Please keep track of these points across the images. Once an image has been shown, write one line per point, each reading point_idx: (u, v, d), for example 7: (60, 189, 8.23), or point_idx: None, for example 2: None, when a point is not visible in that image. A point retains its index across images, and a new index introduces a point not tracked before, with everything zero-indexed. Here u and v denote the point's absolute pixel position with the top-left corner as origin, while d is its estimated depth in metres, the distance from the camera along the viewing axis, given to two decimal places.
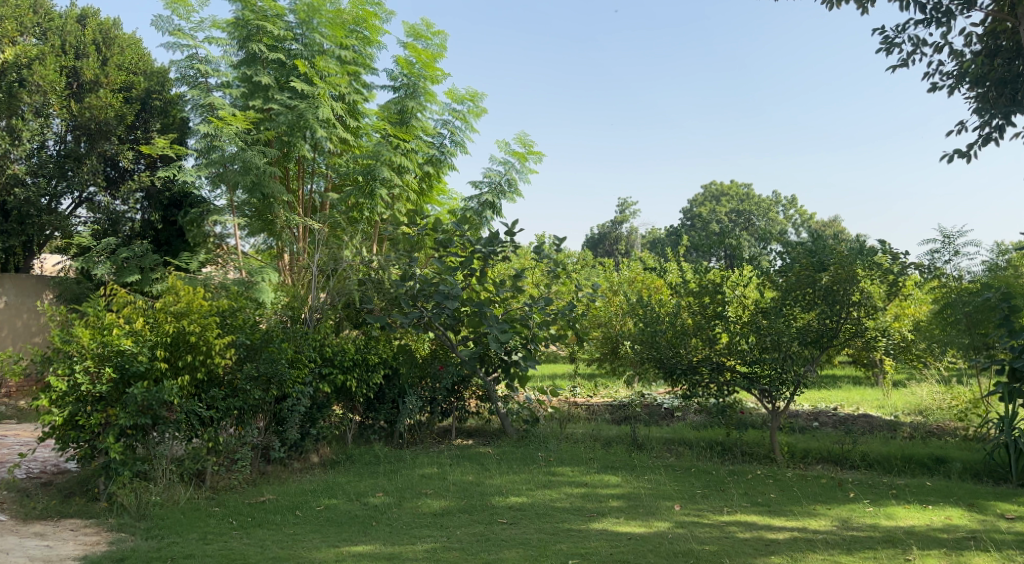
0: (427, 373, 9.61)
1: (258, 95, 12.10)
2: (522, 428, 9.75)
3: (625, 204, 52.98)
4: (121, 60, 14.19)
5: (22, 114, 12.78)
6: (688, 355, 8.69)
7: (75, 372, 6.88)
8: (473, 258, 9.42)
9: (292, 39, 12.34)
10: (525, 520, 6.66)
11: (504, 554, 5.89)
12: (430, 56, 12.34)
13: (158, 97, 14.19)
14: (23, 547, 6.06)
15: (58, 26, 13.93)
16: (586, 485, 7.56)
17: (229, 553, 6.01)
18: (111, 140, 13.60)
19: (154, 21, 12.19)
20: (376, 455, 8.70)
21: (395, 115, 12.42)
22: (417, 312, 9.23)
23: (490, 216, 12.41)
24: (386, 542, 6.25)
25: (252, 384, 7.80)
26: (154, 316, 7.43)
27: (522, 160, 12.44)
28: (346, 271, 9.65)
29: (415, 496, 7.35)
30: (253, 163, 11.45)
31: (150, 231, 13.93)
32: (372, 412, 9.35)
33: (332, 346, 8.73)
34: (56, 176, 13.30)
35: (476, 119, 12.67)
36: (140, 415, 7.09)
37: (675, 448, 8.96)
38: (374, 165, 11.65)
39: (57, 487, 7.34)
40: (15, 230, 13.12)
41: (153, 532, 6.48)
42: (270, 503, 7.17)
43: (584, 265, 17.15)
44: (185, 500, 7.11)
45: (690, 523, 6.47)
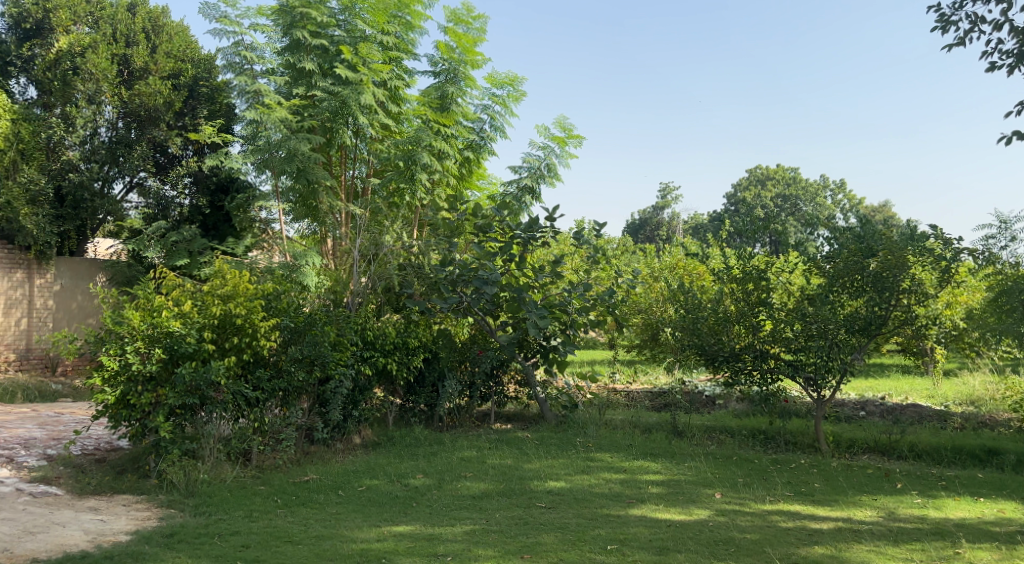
0: (466, 357, 9.68)
1: (301, 82, 12.35)
2: (562, 413, 9.77)
3: (666, 189, 52.40)
4: (169, 47, 14.28)
5: (76, 102, 13.19)
6: (731, 342, 8.60)
7: (126, 352, 7.05)
8: (512, 243, 9.53)
9: (335, 25, 12.45)
10: (564, 504, 6.68)
11: (542, 538, 5.91)
12: (470, 40, 12.32)
13: (206, 83, 14.40)
14: (79, 520, 6.17)
15: (108, 15, 14.03)
16: (625, 471, 7.56)
17: (274, 530, 6.14)
18: (160, 126, 13.80)
19: (200, 9, 12.36)
20: (416, 437, 8.83)
21: (436, 101, 12.45)
22: (456, 297, 9.37)
23: (529, 201, 12.42)
24: (426, 523, 6.33)
25: (297, 366, 8.02)
26: (203, 299, 7.64)
27: (563, 145, 12.36)
28: (386, 256, 9.81)
29: (454, 478, 7.43)
30: (298, 150, 11.67)
31: (198, 216, 14.06)
32: (413, 395, 9.55)
33: (373, 329, 8.92)
34: (108, 161, 13.50)
35: (516, 103, 12.63)
36: (189, 394, 7.26)
37: (717, 436, 8.90)
38: (414, 150, 11.68)
39: (110, 464, 7.49)
40: (70, 215, 13.31)
41: (201, 508, 6.64)
42: (314, 482, 7.32)
43: (623, 251, 16.98)
44: (232, 478, 7.28)
45: (732, 511, 6.43)
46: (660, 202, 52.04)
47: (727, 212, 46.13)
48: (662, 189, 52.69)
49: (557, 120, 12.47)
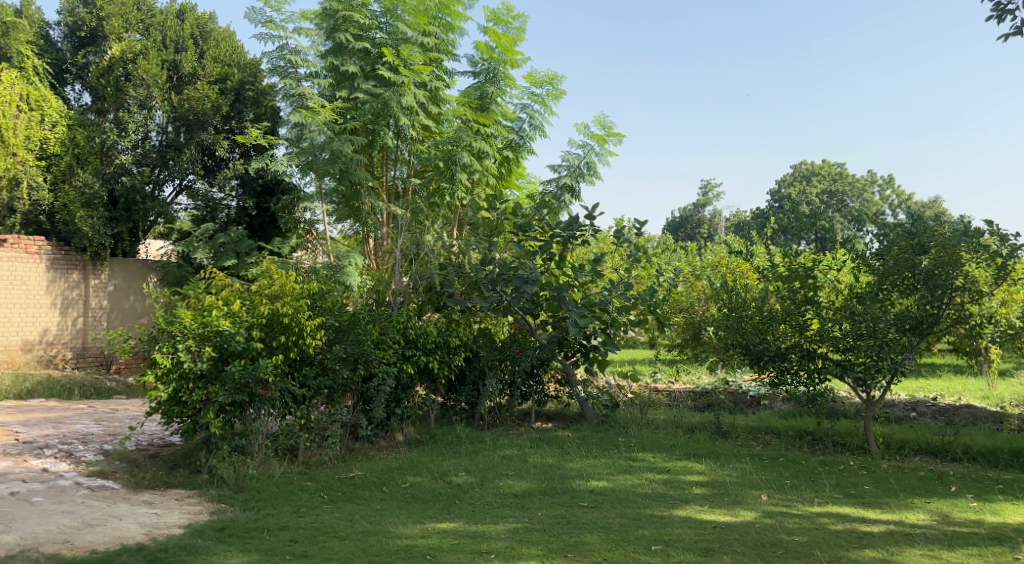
0: (506, 356, 9.71)
1: (344, 85, 12.41)
2: (602, 413, 9.76)
3: (708, 185, 51.88)
4: (217, 53, 14.61)
5: (128, 107, 13.61)
6: (776, 341, 8.48)
7: (178, 350, 7.19)
8: (552, 242, 9.55)
9: (377, 28, 12.58)
10: (607, 504, 6.68)
11: (586, 537, 5.92)
12: (509, 40, 12.32)
13: (251, 87, 14.53)
14: (134, 513, 6.33)
15: (158, 22, 14.45)
16: (668, 472, 7.53)
17: (321, 526, 6.24)
18: (208, 130, 14.06)
19: (246, 14, 12.58)
20: (457, 435, 8.91)
21: (476, 101, 12.55)
22: (496, 296, 9.44)
23: (568, 199, 12.41)
24: (469, 520, 6.38)
25: (341, 364, 8.10)
26: (251, 298, 7.77)
27: (602, 143, 12.33)
28: (427, 256, 9.85)
29: (496, 477, 7.47)
30: (341, 152, 11.81)
31: (244, 217, 14.30)
32: (454, 393, 9.61)
33: (414, 328, 9.01)
34: (159, 165, 13.82)
35: (555, 102, 12.64)
36: (238, 392, 7.40)
37: (762, 437, 8.82)
38: (454, 150, 11.83)
39: (163, 460, 7.68)
40: (123, 217, 13.60)
41: (251, 503, 6.78)
42: (359, 479, 7.42)
43: (665, 249, 16.88)
44: (279, 474, 7.42)
45: (779, 513, 6.37)
46: (702, 199, 51.57)
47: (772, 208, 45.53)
48: (704, 186, 52.16)
49: (597, 117, 12.46)
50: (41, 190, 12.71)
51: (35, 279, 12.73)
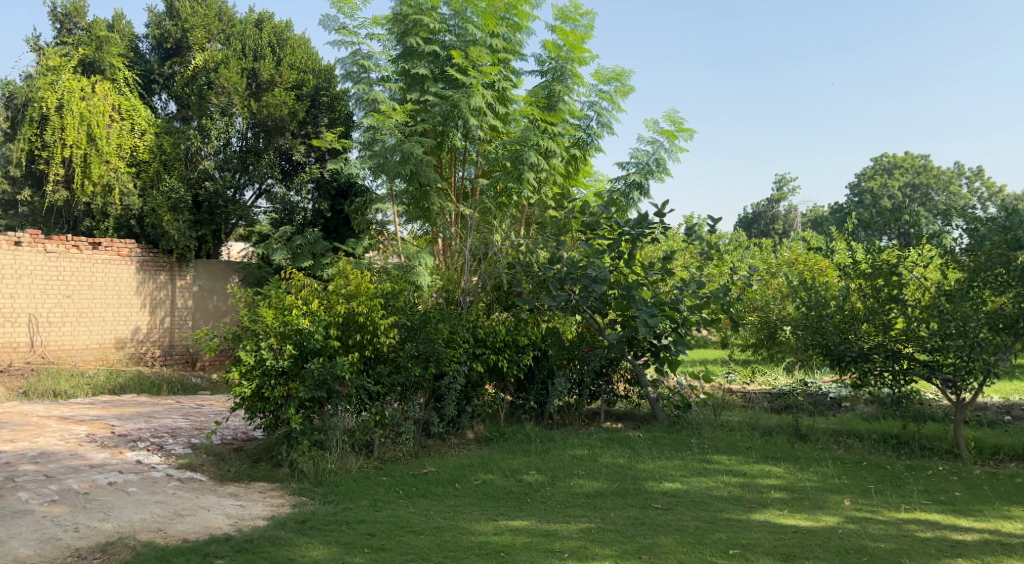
0: (575, 356, 9.76)
1: (415, 88, 12.69)
2: (675, 413, 9.66)
3: (783, 180, 50.74)
4: (293, 60, 14.96)
5: (210, 114, 14.26)
6: (859, 341, 8.34)
7: (262, 348, 7.46)
8: (621, 240, 9.52)
9: (446, 31, 12.76)
10: (681, 506, 6.64)
11: (661, 539, 5.92)
12: (578, 38, 12.32)
13: (327, 92, 14.89)
14: (221, 505, 6.60)
15: (238, 31, 15.09)
16: (745, 475, 7.44)
17: (398, 520, 6.39)
18: (285, 135, 14.50)
19: (321, 21, 12.93)
20: (527, 434, 9.00)
21: (544, 100, 12.55)
22: (565, 295, 9.49)
23: (637, 197, 12.35)
24: (542, 519, 6.44)
25: (414, 361, 8.30)
26: (328, 298, 7.99)
27: (673, 138, 12.22)
28: (496, 255, 9.91)
29: (567, 476, 7.51)
30: (411, 153, 11.96)
31: (320, 219, 14.61)
32: (523, 392, 9.71)
33: (484, 327, 9.11)
34: (239, 170, 14.34)
35: (624, 98, 12.58)
36: (317, 388, 7.63)
37: (843, 440, 8.63)
38: (522, 150, 11.89)
39: (246, 453, 7.98)
40: (207, 220, 14.16)
41: (330, 497, 6.98)
42: (432, 475, 7.56)
43: (739, 246, 16.62)
44: (356, 468, 7.62)
45: (863, 519, 6.24)
46: (778, 193, 50.42)
47: (851, 202, 44.22)
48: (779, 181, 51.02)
49: (667, 113, 12.31)
50: (131, 196, 13.35)
51: (126, 281, 13.31)
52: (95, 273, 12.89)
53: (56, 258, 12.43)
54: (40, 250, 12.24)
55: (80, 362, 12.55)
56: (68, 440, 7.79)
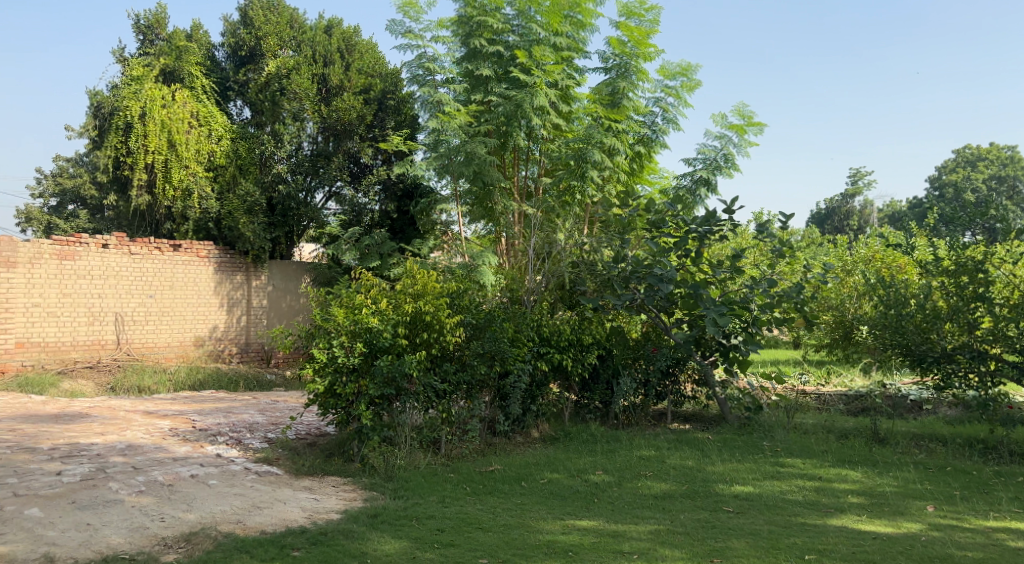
0: (641, 355, 9.68)
1: (479, 88, 12.85)
2: (745, 415, 9.54)
3: (857, 175, 49.33)
4: (361, 64, 15.34)
5: (283, 119, 14.71)
6: (942, 341, 8.08)
7: (334, 346, 7.65)
8: (688, 238, 9.42)
9: (510, 31, 12.83)
10: (753, 510, 6.56)
11: (733, 543, 5.86)
12: (642, 33, 12.24)
13: (393, 96, 15.20)
14: (297, 498, 6.80)
15: (309, 37, 15.41)
16: (820, 478, 7.31)
17: (466, 516, 6.49)
18: (354, 138, 14.87)
19: (387, 26, 13.16)
20: (592, 434, 8.99)
21: (607, 97, 12.50)
22: (630, 294, 9.45)
23: (704, 193, 12.17)
24: (609, 519, 6.46)
25: (479, 360, 8.39)
26: (396, 297, 8.14)
27: (742, 133, 12.05)
28: (560, 254, 9.95)
29: (635, 477, 7.50)
30: (474, 153, 12.13)
31: (387, 220, 14.93)
32: (588, 392, 9.70)
33: (548, 326, 9.16)
34: (310, 173, 14.73)
35: (690, 93, 12.46)
36: (386, 386, 7.76)
37: (925, 444, 8.38)
38: (585, 148, 11.89)
39: (320, 448, 8.18)
40: (280, 223, 14.56)
41: (400, 492, 7.12)
42: (499, 473, 7.65)
43: (812, 243, 16.26)
44: (424, 465, 7.77)
45: (947, 526, 6.07)
46: (852, 188, 48.97)
47: (931, 196, 42.74)
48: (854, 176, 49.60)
49: (735, 107, 12.18)
50: (210, 200, 13.85)
51: (205, 280, 13.78)
52: (175, 274, 13.38)
53: (140, 260, 12.92)
54: (126, 252, 12.72)
55: (162, 360, 13.12)
56: (152, 434, 8.13)
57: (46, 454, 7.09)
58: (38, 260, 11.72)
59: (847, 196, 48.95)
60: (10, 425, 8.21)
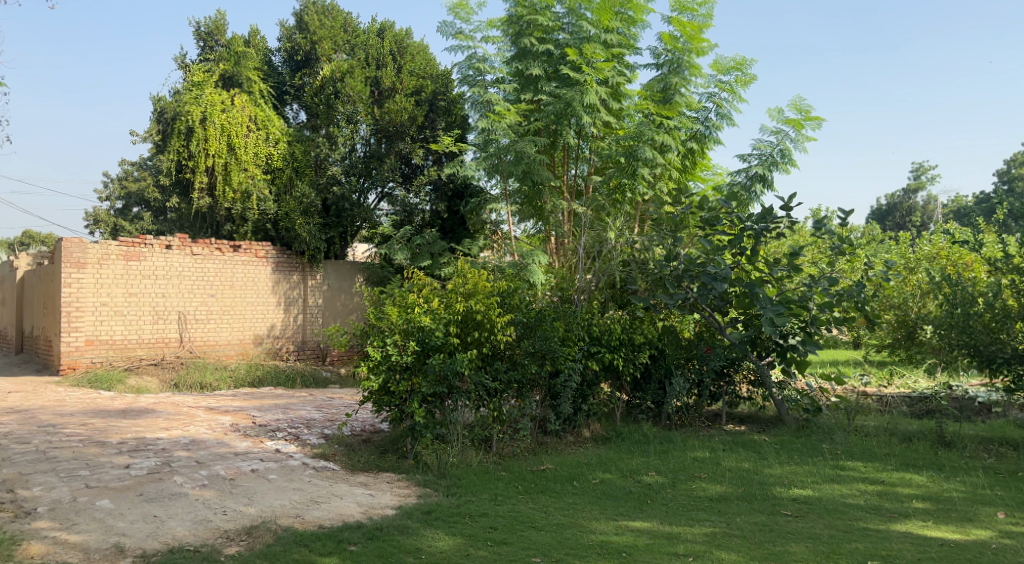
0: (693, 355, 9.60)
1: (529, 88, 12.87)
2: (803, 417, 9.37)
3: (920, 169, 48.01)
4: (412, 67, 15.41)
5: (337, 122, 14.86)
6: (1012, 341, 7.83)
7: (387, 344, 7.72)
8: (743, 236, 9.29)
9: (560, 29, 12.82)
10: (813, 514, 6.44)
11: (791, 547, 5.76)
12: (695, 27, 12.12)
13: (444, 97, 15.32)
14: (353, 493, 6.89)
15: (362, 41, 15.67)
16: (883, 483, 7.14)
17: (519, 515, 6.49)
18: (406, 139, 14.90)
19: (438, 27, 13.25)
20: (645, 435, 8.93)
21: (659, 93, 12.44)
22: (682, 293, 9.35)
23: (759, 189, 12.04)
24: (664, 521, 6.40)
25: (530, 359, 8.40)
26: (447, 296, 8.23)
27: (799, 128, 11.82)
28: (610, 253, 9.96)
29: (689, 479, 7.42)
30: (524, 152, 12.14)
31: (438, 220, 15.05)
32: (639, 391, 9.63)
33: (598, 325, 9.11)
34: (363, 174, 14.86)
35: (744, 88, 12.27)
36: (438, 383, 7.81)
37: (993, 448, 8.11)
38: (636, 146, 11.76)
39: (374, 445, 8.29)
40: (334, 223, 14.75)
41: (453, 489, 7.16)
42: (550, 472, 7.64)
43: (873, 240, 15.87)
44: (476, 463, 7.80)
45: (1018, 534, 5.87)
46: (914, 183, 47.62)
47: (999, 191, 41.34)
48: (916, 170, 48.26)
49: (793, 101, 11.94)
50: (267, 202, 14.19)
51: (263, 281, 14.06)
52: (235, 273, 13.68)
53: (202, 260, 13.25)
54: (188, 252, 13.06)
55: (222, 357, 13.43)
56: (214, 429, 8.33)
57: (114, 448, 7.31)
58: (106, 261, 12.10)
59: (909, 191, 47.64)
60: (81, 419, 8.50)
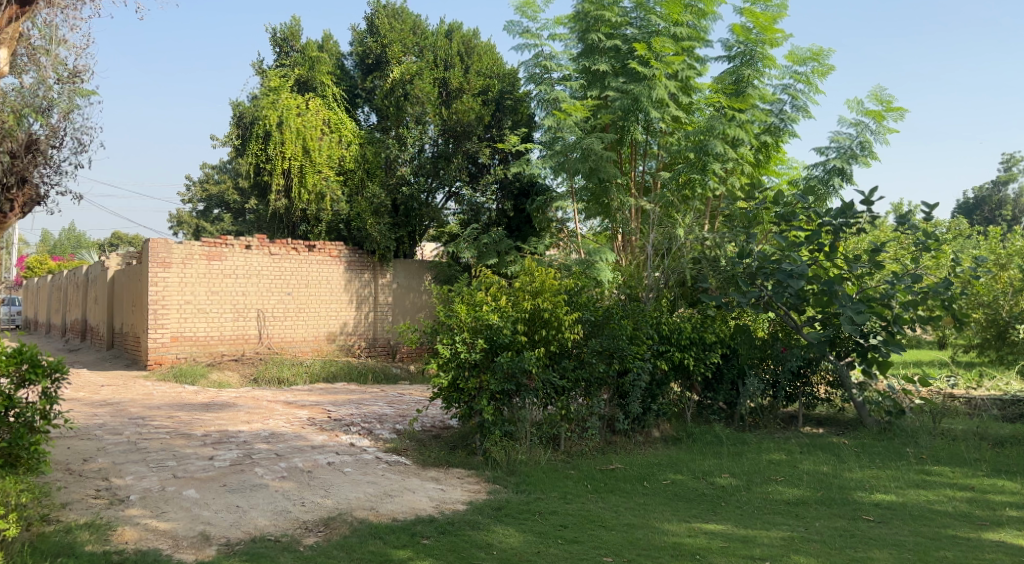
0: (768, 355, 9.39)
1: (596, 85, 12.76)
2: (885, 419, 9.03)
3: (1010, 160, 46.01)
4: (480, 66, 15.57)
5: (406, 123, 15.03)
6: None
7: (456, 341, 7.77)
8: (821, 232, 9.06)
9: (629, 23, 12.73)
10: (897, 520, 6.23)
11: (874, 554, 5.58)
12: (769, 18, 11.76)
13: (510, 96, 15.36)
14: (424, 488, 6.96)
15: (431, 43, 15.81)
16: (973, 489, 6.85)
17: (589, 515, 6.45)
18: (472, 139, 15.00)
19: (506, 26, 13.27)
20: (717, 435, 8.76)
21: (731, 86, 12.22)
22: (756, 291, 9.12)
23: (837, 183, 11.66)
24: (738, 524, 6.27)
25: (597, 357, 8.38)
26: (515, 294, 8.23)
27: (880, 119, 11.44)
28: (680, 250, 9.82)
29: (764, 482, 7.26)
30: (591, 149, 12.04)
31: (504, 219, 15.10)
32: (711, 391, 9.45)
33: (668, 323, 8.94)
34: (431, 174, 15.04)
35: (822, 79, 11.94)
36: (506, 381, 7.84)
37: None
38: (707, 140, 11.55)
39: (444, 441, 8.36)
40: (403, 223, 15.01)
41: (523, 486, 7.17)
42: (620, 471, 7.58)
43: (959, 233, 15.28)
44: (545, 461, 7.78)
45: None
46: (1003, 175, 45.60)
47: None
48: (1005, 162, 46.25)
49: (873, 91, 11.57)
50: (340, 202, 14.48)
51: (337, 280, 14.35)
52: (310, 272, 13.99)
53: (279, 259, 13.58)
54: (267, 252, 13.41)
55: (298, 353, 13.76)
56: (292, 423, 8.53)
57: (199, 440, 7.56)
58: (190, 261, 12.52)
59: (998, 184, 45.65)
60: (168, 412, 8.82)
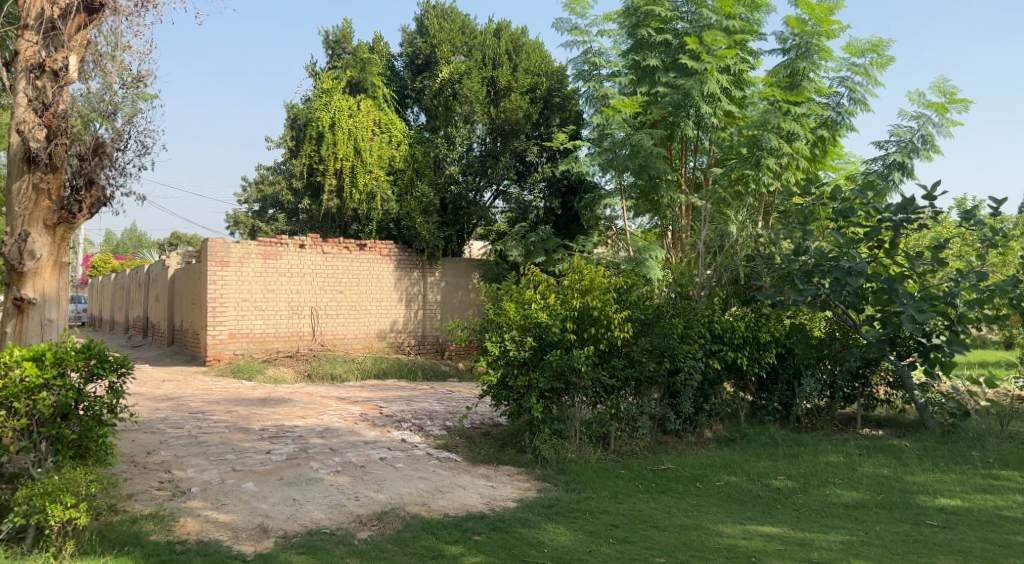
0: (825, 355, 9.18)
1: (646, 80, 12.58)
2: (949, 421, 8.83)
3: None
4: (528, 64, 15.53)
5: (455, 122, 15.00)
6: None
7: (505, 339, 7.77)
8: (881, 228, 8.81)
9: (679, 18, 12.55)
10: (962, 525, 6.04)
11: (938, 560, 5.42)
12: (825, 10, 11.55)
13: (559, 93, 15.42)
14: (475, 485, 6.98)
15: (480, 42, 15.86)
16: None
17: (641, 514, 6.39)
18: (521, 137, 15.00)
19: (556, 23, 13.25)
20: (772, 437, 8.61)
21: (785, 79, 11.96)
22: (813, 289, 8.99)
23: (898, 178, 11.37)
24: (795, 527, 6.15)
25: (647, 356, 8.29)
26: (564, 292, 8.19)
27: (943, 112, 11.10)
28: (733, 248, 9.54)
29: (822, 484, 7.11)
30: (641, 146, 11.92)
31: (552, 217, 15.01)
32: (765, 392, 9.30)
33: (721, 323, 8.75)
34: (479, 173, 15.05)
35: (881, 71, 11.64)
36: (556, 379, 7.81)
37: None
38: (760, 134, 11.37)
39: (493, 438, 8.38)
40: (451, 221, 15.13)
41: (573, 485, 7.14)
42: (672, 472, 7.49)
43: None
44: (595, 460, 7.73)
45: None
46: None
47: None
48: None
49: (936, 82, 11.23)
50: (391, 201, 14.60)
51: (387, 279, 14.48)
52: (361, 271, 14.15)
53: (332, 258, 13.79)
54: (320, 251, 13.63)
55: (350, 350, 13.93)
56: (346, 418, 8.64)
57: (256, 434, 7.70)
58: (246, 260, 12.78)
59: None
60: (226, 407, 9.02)
